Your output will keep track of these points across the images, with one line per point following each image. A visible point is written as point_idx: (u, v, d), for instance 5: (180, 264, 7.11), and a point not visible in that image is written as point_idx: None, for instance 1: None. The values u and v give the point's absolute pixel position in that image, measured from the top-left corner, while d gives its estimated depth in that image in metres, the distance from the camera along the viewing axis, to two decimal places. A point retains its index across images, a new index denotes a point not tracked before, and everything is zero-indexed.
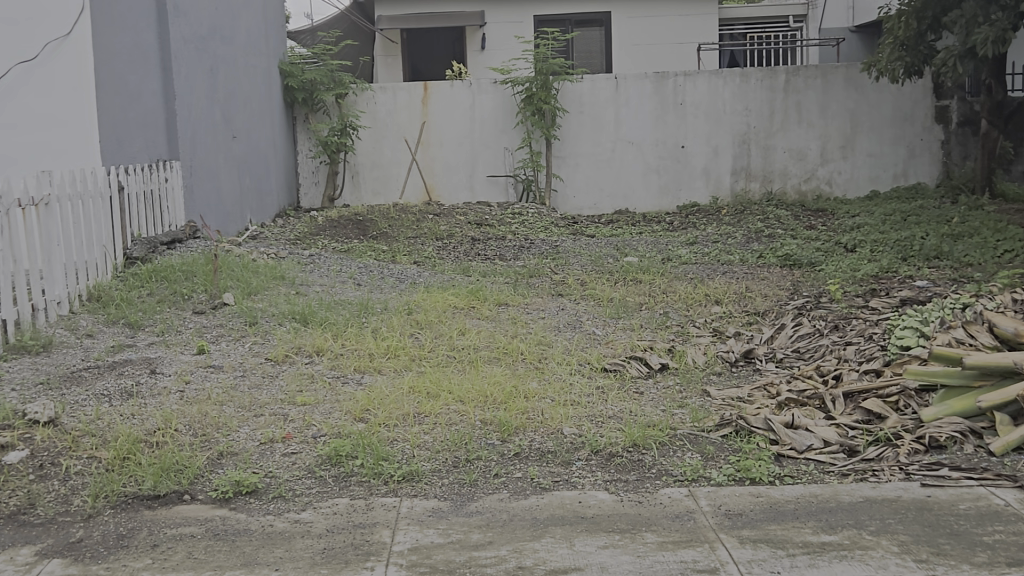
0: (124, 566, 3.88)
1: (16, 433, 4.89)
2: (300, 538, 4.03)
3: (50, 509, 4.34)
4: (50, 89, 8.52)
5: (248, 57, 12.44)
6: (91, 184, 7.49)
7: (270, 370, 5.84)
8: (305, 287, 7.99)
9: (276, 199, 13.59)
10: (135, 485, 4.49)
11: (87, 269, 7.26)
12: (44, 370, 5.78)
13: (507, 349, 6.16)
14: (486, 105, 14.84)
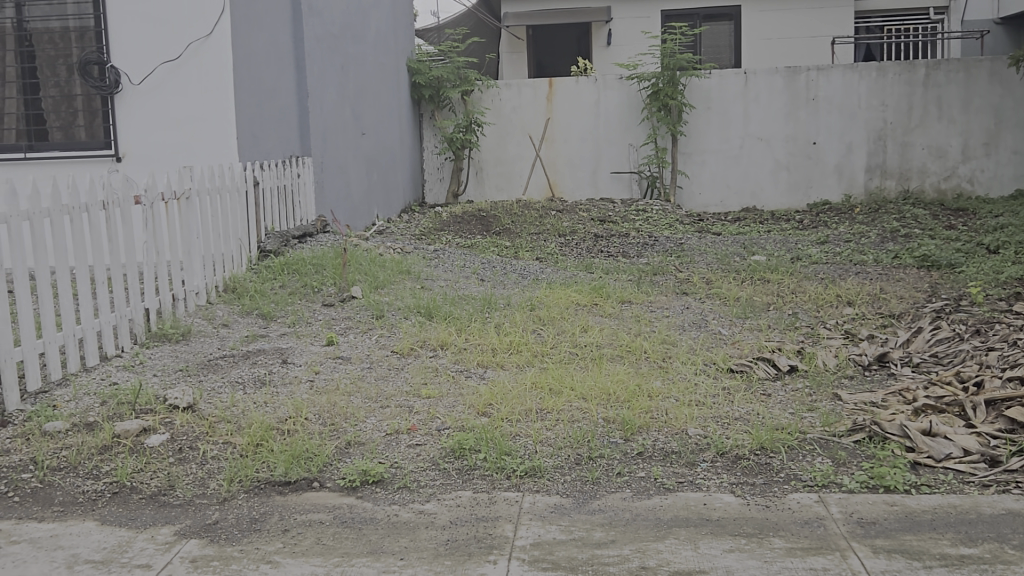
0: (256, 549, 4.02)
1: (158, 418, 5.13)
2: (425, 529, 4.09)
3: (188, 491, 4.53)
4: (192, 89, 9.05)
5: (377, 55, 12.67)
6: (228, 179, 7.75)
7: (396, 362, 5.94)
8: (430, 281, 8.10)
9: (402, 194, 13.83)
10: (268, 471, 4.64)
11: (223, 261, 7.54)
12: (184, 357, 6.03)
13: (630, 347, 6.12)
14: (611, 100, 14.77)
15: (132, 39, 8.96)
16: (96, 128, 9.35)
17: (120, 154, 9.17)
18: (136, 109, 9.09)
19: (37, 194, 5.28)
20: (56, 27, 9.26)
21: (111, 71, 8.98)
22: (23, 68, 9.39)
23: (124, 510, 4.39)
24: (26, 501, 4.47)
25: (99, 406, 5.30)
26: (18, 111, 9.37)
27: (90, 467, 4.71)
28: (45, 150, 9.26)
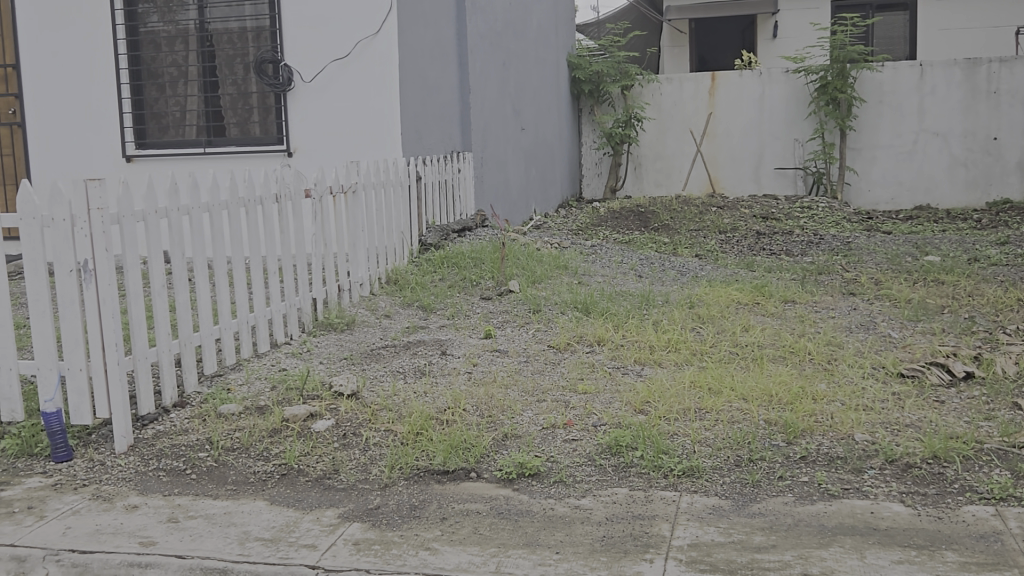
0: (416, 535, 4.11)
1: (324, 404, 5.33)
2: (581, 524, 4.09)
3: (352, 475, 4.67)
4: (360, 87, 9.28)
5: (537, 51, 12.73)
6: (393, 173, 7.95)
7: (553, 357, 5.97)
8: (587, 277, 8.09)
9: (559, 189, 13.87)
10: (427, 459, 4.74)
11: (386, 254, 7.76)
12: (348, 346, 6.23)
13: (794, 348, 5.96)
14: (776, 95, 14.42)
15: (306, 38, 9.31)
16: (269, 124, 9.72)
17: (292, 150, 9.53)
18: (307, 104, 9.42)
19: (216, 186, 5.54)
20: (234, 28, 9.61)
21: (284, 69, 9.36)
22: (204, 67, 9.76)
23: (291, 491, 4.58)
24: (202, 479, 4.74)
25: (269, 390, 5.55)
26: (199, 108, 9.84)
27: (261, 448, 4.94)
28: (223, 145, 9.79)
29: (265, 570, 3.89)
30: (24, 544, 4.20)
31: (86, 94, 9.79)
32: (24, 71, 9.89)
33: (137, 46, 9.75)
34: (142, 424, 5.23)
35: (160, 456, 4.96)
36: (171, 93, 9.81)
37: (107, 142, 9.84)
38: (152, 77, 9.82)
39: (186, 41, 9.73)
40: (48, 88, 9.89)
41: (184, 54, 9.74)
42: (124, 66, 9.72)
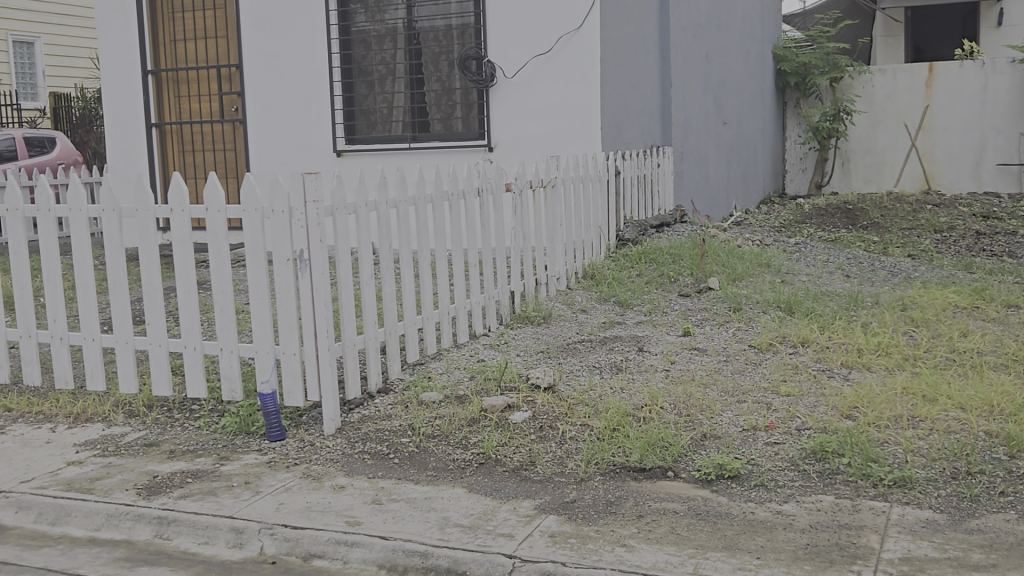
0: (612, 531, 4.10)
1: (521, 396, 5.40)
2: (783, 530, 3.97)
3: (548, 468, 4.71)
4: (565, 81, 9.39)
5: (741, 44, 12.44)
6: (592, 168, 7.96)
7: (754, 357, 5.82)
8: (791, 276, 7.85)
9: (761, 184, 13.52)
10: (624, 456, 4.72)
11: (583, 248, 7.81)
12: (545, 340, 6.28)
13: (1018, 356, 5.59)
14: (1001, 86, 13.63)
15: (509, 34, 9.48)
16: (472, 120, 9.92)
17: (493, 144, 9.69)
18: (509, 100, 9.58)
19: (423, 181, 5.69)
20: (441, 26, 9.85)
21: (487, 65, 9.55)
22: (410, 64, 10.04)
23: (489, 480, 4.66)
24: (404, 463, 4.89)
25: (468, 379, 5.68)
26: (405, 105, 10.11)
27: (460, 437, 5.05)
28: (427, 140, 10.07)
29: (464, 556, 3.98)
30: (242, 517, 4.47)
31: (303, 92, 10.29)
32: (246, 72, 10.50)
33: (348, 46, 10.18)
34: (349, 407, 5.46)
35: (365, 439, 5.16)
36: (380, 90, 10.16)
37: (320, 138, 10.33)
38: (362, 75, 10.21)
39: (395, 40, 10.04)
40: (267, 86, 10.42)
41: (392, 53, 10.06)
42: (337, 65, 10.16)
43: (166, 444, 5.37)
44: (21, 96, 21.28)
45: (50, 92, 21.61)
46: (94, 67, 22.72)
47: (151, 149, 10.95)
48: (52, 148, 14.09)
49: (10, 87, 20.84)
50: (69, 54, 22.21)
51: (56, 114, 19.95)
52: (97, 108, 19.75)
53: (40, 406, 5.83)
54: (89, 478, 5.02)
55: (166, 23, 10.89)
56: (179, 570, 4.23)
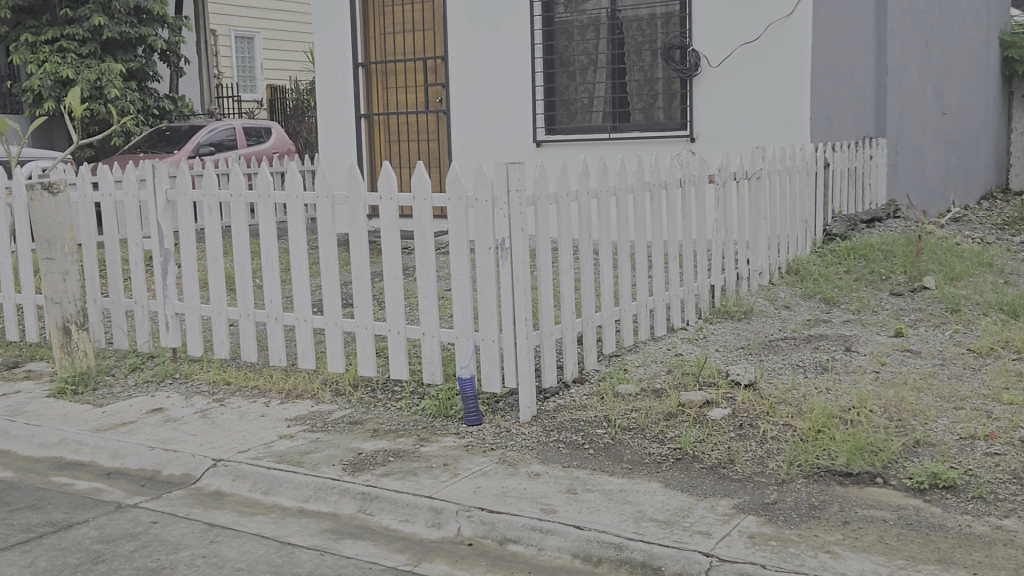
0: (816, 536, 3.96)
1: (721, 392, 5.30)
2: (1003, 546, 3.73)
3: (748, 467, 4.60)
4: (774, 70, 9.21)
5: (964, 30, 11.73)
6: (800, 159, 7.70)
7: (973, 362, 5.49)
8: (1016, 277, 7.35)
9: (983, 179, 12.73)
10: (829, 459, 4.54)
11: (788, 243, 7.58)
12: (746, 336, 6.14)
13: None
14: None
15: (717, 23, 9.36)
16: (674, 110, 9.79)
17: (696, 135, 9.58)
18: (715, 89, 9.46)
19: (625, 171, 5.65)
20: (645, 15, 9.75)
21: (692, 55, 9.48)
22: (613, 54, 9.96)
23: (686, 476, 4.60)
24: (600, 454, 4.89)
25: (666, 373, 5.63)
26: (606, 95, 10.06)
27: (657, 431, 5.00)
28: (628, 131, 10.01)
29: (661, 552, 3.93)
30: (441, 498, 4.59)
31: (511, 84, 10.44)
32: (451, 63, 10.75)
33: (551, 36, 10.22)
34: (545, 396, 5.50)
35: (561, 429, 5.19)
36: (581, 80, 10.16)
37: (522, 128, 10.47)
38: (564, 65, 10.20)
39: (599, 29, 9.99)
40: (472, 77, 10.66)
41: (594, 43, 10.02)
42: (539, 55, 10.25)
43: (370, 422, 5.58)
44: (241, 88, 22.66)
45: (267, 84, 22.88)
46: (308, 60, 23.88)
47: (360, 139, 11.40)
48: (268, 137, 14.87)
49: (232, 81, 22.21)
50: (286, 49, 23.42)
51: (273, 106, 21.10)
52: (310, 99, 20.65)
53: (255, 381, 6.18)
54: (299, 451, 5.28)
55: (376, 16, 11.28)
56: (380, 545, 4.38)
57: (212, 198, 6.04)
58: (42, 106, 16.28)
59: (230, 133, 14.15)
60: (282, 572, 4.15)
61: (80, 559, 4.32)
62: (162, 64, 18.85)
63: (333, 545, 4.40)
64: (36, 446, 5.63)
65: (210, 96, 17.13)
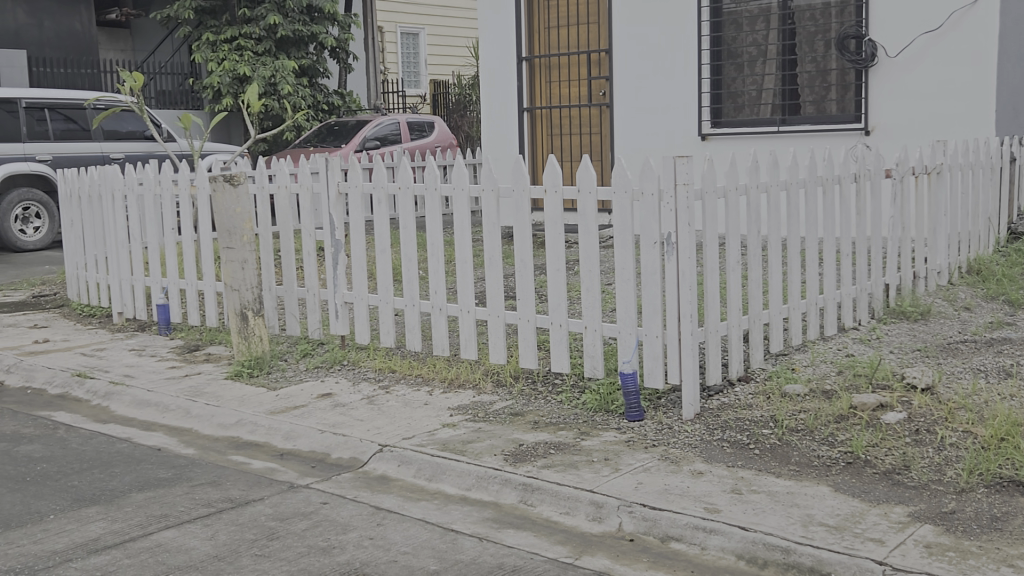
0: (998, 549, 3.76)
1: (896, 396, 5.13)
2: None
3: (924, 474, 4.41)
4: (958, 59, 8.82)
5: None
6: (984, 153, 7.33)
7: None
8: None
9: None
10: (1013, 469, 4.31)
11: (970, 241, 7.25)
12: (922, 338, 5.92)
13: None
14: None
15: (897, 12, 9.03)
16: (848, 102, 9.52)
17: (871, 127, 9.27)
18: (892, 81, 9.13)
19: (796, 165, 5.50)
20: (818, 5, 9.51)
21: (869, 45, 9.15)
22: (783, 45, 9.78)
23: (858, 481, 4.44)
24: (765, 455, 4.78)
25: (836, 374, 5.49)
26: (776, 87, 9.89)
27: (826, 434, 4.87)
28: (798, 123, 9.77)
29: (830, 557, 3.81)
30: (602, 492, 4.59)
31: (676, 77, 10.33)
32: (616, 56, 10.73)
33: (719, 27, 10.09)
34: (708, 394, 5.43)
35: (725, 427, 5.10)
36: (750, 72, 10.01)
37: (687, 121, 10.32)
38: (732, 57, 10.11)
39: (769, 20, 9.82)
40: (636, 70, 10.61)
41: (764, 34, 9.85)
42: (706, 47, 10.14)
43: (531, 414, 5.62)
44: (406, 84, 23.20)
45: (430, 79, 23.33)
46: (470, 55, 24.24)
47: (522, 132, 11.52)
48: (431, 131, 15.18)
49: (396, 76, 22.76)
50: (449, 44, 23.83)
51: (435, 101, 21.54)
52: (471, 94, 21.09)
53: (419, 369, 6.32)
54: (462, 440, 5.37)
55: (541, 10, 11.33)
56: (542, 536, 4.41)
57: (381, 191, 6.20)
58: (221, 102, 17.10)
59: (394, 128, 14.51)
60: (446, 558, 4.23)
61: (255, 535, 4.52)
62: (331, 60, 19.52)
63: (496, 534, 4.46)
64: (215, 426, 5.93)
65: (376, 92, 17.60)
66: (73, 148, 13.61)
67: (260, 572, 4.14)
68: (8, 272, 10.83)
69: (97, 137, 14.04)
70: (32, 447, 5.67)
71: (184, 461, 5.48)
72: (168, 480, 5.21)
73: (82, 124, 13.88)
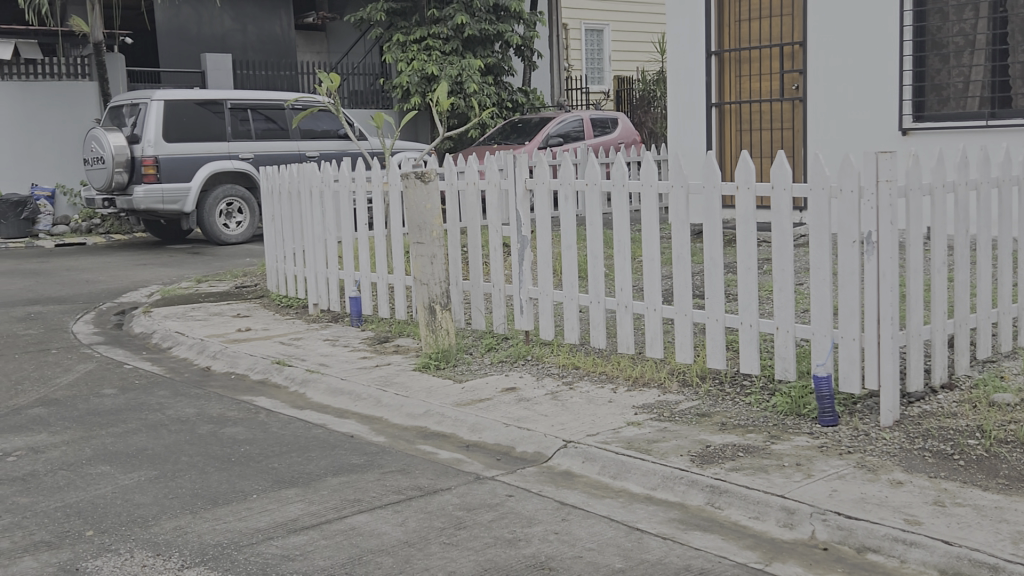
0: None
1: None
2: None
3: None
4: None
5: None
6: None
7: None
8: None
9: None
10: None
11: None
12: None
13: None
14: None
15: None
16: None
17: None
18: None
19: (1010, 161, 5.22)
20: None
21: None
22: (993, 35, 9.26)
23: None
24: (971, 467, 4.53)
25: None
26: (985, 78, 9.36)
27: None
28: (1008, 117, 9.20)
29: None
30: (793, 498, 4.45)
31: (875, 69, 10.01)
32: (810, 50, 10.46)
33: (923, 17, 9.66)
34: (910, 400, 5.21)
35: (926, 436, 4.88)
36: (956, 63, 9.53)
37: (888, 115, 9.94)
38: (936, 48, 9.66)
39: (978, 8, 9.31)
40: (832, 63, 10.32)
41: (973, 22, 9.36)
42: (909, 37, 9.74)
43: (718, 416, 5.52)
44: (589, 80, 23.22)
45: (614, 75, 23.28)
46: (654, 51, 24.07)
47: (710, 128, 11.37)
48: (614, 128, 15.16)
49: (580, 73, 22.85)
50: (632, 40, 23.72)
51: (619, 96, 21.64)
52: (655, 90, 20.98)
53: (603, 367, 6.32)
54: (647, 439, 5.32)
55: (731, 4, 11.12)
56: (730, 540, 4.32)
57: (568, 187, 6.22)
58: (410, 101, 17.62)
59: (577, 125, 14.56)
60: (632, 556, 4.21)
61: (444, 524, 4.62)
62: (516, 58, 19.77)
63: (682, 535, 4.40)
64: (404, 416, 6.09)
65: (560, 89, 17.67)
66: (272, 147, 14.35)
67: (448, 560, 4.23)
68: (213, 264, 11.49)
69: (294, 136, 14.75)
70: (236, 429, 5.99)
71: (375, 448, 5.66)
72: (360, 466, 5.40)
73: (281, 124, 14.60)
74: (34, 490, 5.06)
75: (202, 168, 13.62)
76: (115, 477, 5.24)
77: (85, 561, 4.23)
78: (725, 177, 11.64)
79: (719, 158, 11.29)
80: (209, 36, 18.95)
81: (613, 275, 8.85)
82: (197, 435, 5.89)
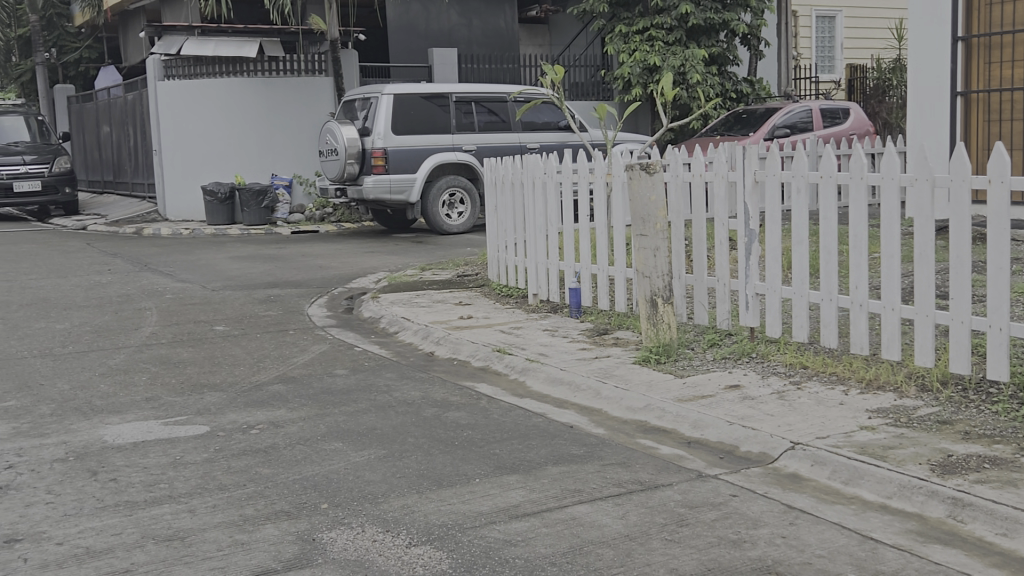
0: None
1: None
2: None
3: None
4: None
5: None
6: None
7: None
8: None
9: None
10: None
11: None
12: None
13: None
14: None
15: None
16: None
17: None
18: None
19: None
20: None
21: None
22: None
23: None
24: None
25: None
26: None
27: None
28: None
29: None
30: None
31: None
32: None
33: None
34: None
35: None
36: None
37: None
38: None
39: None
40: None
41: None
42: None
43: (962, 424, 5.18)
44: (819, 69, 22.35)
45: (846, 64, 22.29)
46: (890, 37, 22.91)
47: (954, 119, 10.74)
48: (845, 118, 14.56)
49: (810, 61, 22.10)
50: (867, 26, 22.69)
51: (851, 85, 21.11)
52: (890, 78, 20.33)
53: (833, 367, 6.07)
54: (882, 445, 5.06)
55: None
56: (974, 556, 4.04)
57: (801, 180, 6.00)
58: (631, 93, 17.57)
59: (806, 115, 14.09)
60: (865, 566, 4.01)
61: (665, 520, 4.55)
62: (742, 47, 19.35)
63: (921, 547, 4.16)
64: (625, 409, 6.06)
65: (788, 78, 17.17)
66: (495, 139, 14.65)
67: (670, 556, 4.16)
68: (437, 252, 11.84)
69: (516, 128, 14.99)
70: (459, 414, 6.13)
71: (595, 440, 5.65)
72: (581, 457, 5.41)
73: (503, 117, 14.87)
74: (274, 462, 5.36)
75: (428, 160, 14.07)
76: (347, 454, 5.47)
77: (321, 533, 4.43)
78: (976, 170, 10.98)
79: (968, 150, 10.66)
80: (436, 31, 19.57)
81: (847, 271, 8.49)
82: (423, 418, 6.07)
